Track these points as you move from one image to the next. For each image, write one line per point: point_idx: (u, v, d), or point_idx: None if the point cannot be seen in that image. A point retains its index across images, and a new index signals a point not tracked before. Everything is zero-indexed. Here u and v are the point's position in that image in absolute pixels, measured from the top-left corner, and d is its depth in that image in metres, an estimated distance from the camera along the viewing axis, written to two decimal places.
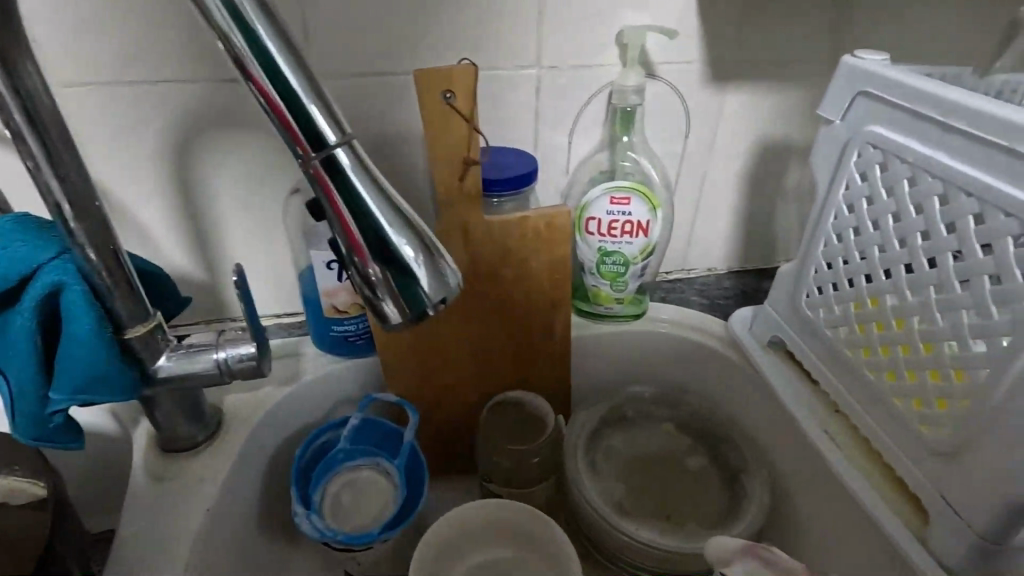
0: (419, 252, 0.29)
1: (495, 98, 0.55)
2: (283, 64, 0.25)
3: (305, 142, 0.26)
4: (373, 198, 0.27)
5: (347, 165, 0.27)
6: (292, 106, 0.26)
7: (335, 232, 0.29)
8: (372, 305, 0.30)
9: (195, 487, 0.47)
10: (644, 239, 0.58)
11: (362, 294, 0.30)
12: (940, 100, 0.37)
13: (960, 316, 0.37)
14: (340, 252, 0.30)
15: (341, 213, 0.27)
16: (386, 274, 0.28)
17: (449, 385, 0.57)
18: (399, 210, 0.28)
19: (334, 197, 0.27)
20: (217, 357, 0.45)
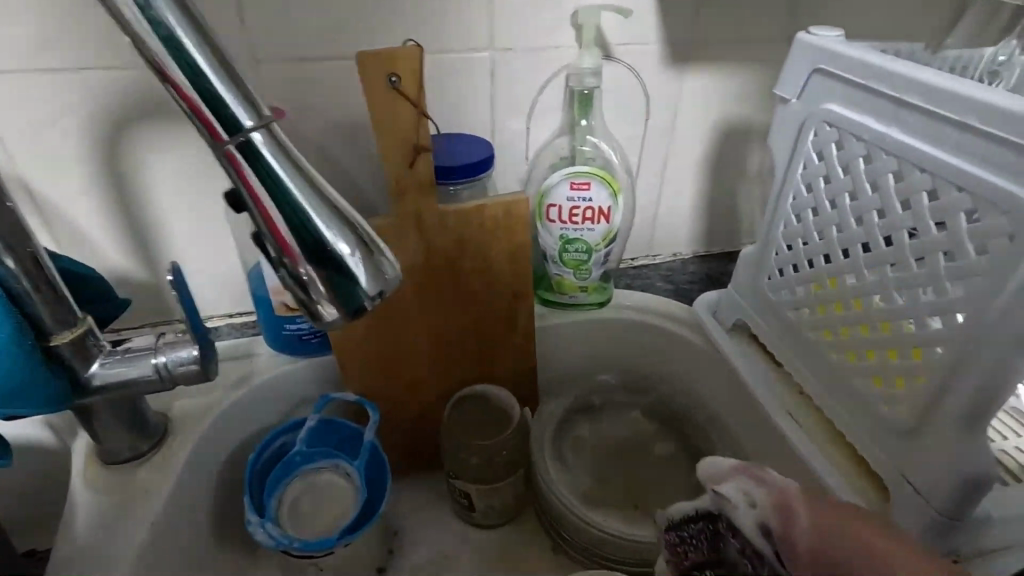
0: (356, 248, 0.27)
1: (448, 83, 0.53)
2: (189, 43, 0.23)
3: (221, 133, 0.24)
4: (301, 192, 0.25)
5: (269, 157, 0.25)
6: (200, 87, 0.23)
7: (259, 228, 0.27)
8: (304, 305, 0.28)
9: (138, 501, 0.45)
10: (606, 225, 0.57)
11: (295, 296, 0.28)
12: (892, 76, 0.36)
13: (916, 294, 0.37)
14: (268, 253, 0.27)
15: (266, 210, 0.25)
16: (321, 273, 0.26)
17: (411, 381, 0.56)
18: (332, 204, 0.26)
19: (256, 189, 0.25)
20: (156, 361, 0.42)
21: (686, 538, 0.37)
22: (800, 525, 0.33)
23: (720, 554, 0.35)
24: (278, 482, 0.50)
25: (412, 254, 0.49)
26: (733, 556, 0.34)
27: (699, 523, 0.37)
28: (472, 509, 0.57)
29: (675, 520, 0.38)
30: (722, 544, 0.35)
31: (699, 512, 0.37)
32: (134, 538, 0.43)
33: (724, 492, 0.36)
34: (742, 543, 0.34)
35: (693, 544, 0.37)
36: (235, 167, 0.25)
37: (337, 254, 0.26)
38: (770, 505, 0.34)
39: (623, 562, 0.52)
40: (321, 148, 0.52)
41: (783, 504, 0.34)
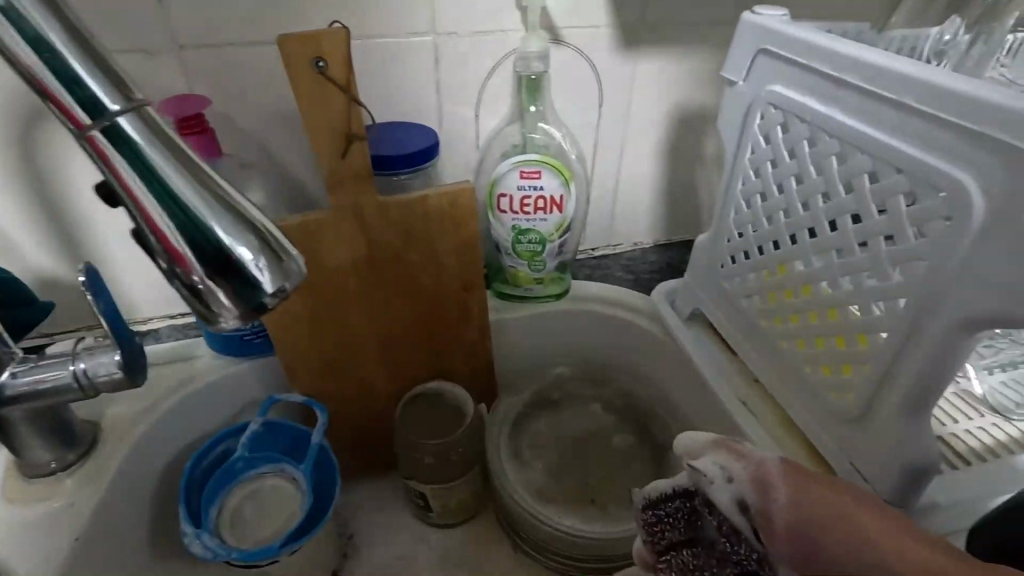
0: (257, 252, 0.26)
1: (390, 69, 0.51)
2: (60, 43, 0.23)
3: (100, 138, 0.24)
4: (191, 196, 0.25)
5: (155, 161, 0.24)
6: (57, 69, 0.23)
7: (148, 236, 0.26)
8: (204, 315, 0.27)
9: (63, 516, 0.42)
10: (559, 215, 0.55)
11: (193, 306, 0.27)
12: (832, 55, 0.35)
13: (861, 279, 0.36)
14: (161, 265, 0.27)
15: (153, 218, 0.25)
16: (217, 280, 0.26)
17: (360, 380, 0.54)
18: (228, 207, 0.26)
19: (141, 196, 0.25)
20: (76, 368, 0.40)
21: (665, 517, 0.37)
22: (776, 500, 0.31)
23: (698, 532, 0.36)
24: (218, 490, 0.48)
25: (352, 249, 0.47)
26: (711, 534, 0.35)
27: (676, 501, 0.37)
28: (428, 510, 0.56)
29: (653, 498, 0.39)
30: (700, 521, 0.36)
31: (676, 490, 0.38)
32: (57, 556, 0.40)
33: (699, 467, 0.35)
34: (719, 519, 0.35)
35: (671, 523, 0.37)
36: (109, 166, 0.24)
37: (235, 257, 0.25)
38: (746, 481, 0.33)
39: (580, 558, 0.51)
40: (256, 138, 0.50)
41: (760, 480, 0.32)
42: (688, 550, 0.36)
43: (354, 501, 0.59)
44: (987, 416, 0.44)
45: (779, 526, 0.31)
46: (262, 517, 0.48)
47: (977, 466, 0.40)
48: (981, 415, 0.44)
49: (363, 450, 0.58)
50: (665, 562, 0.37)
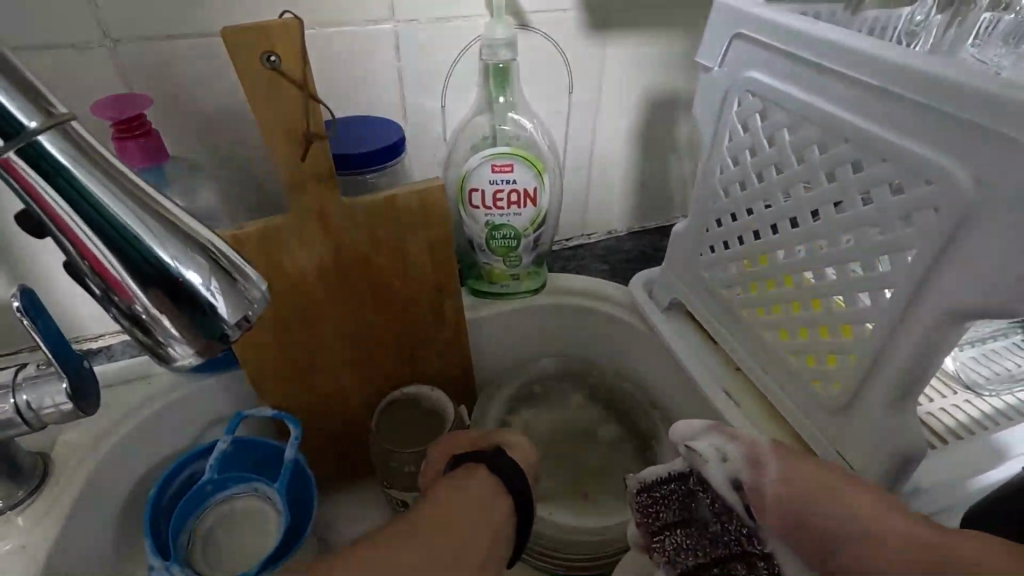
0: (209, 274, 0.23)
1: (348, 61, 0.48)
2: None
3: (16, 160, 0.20)
4: (132, 218, 0.22)
5: (86, 181, 0.21)
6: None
7: (85, 265, 0.23)
8: (150, 346, 0.25)
9: (18, 556, 0.39)
10: (534, 208, 0.53)
11: (136, 337, 0.24)
12: (812, 41, 0.34)
13: (847, 268, 0.35)
14: (96, 292, 0.24)
15: (83, 244, 0.22)
16: (161, 309, 0.23)
17: (332, 389, 0.51)
18: (174, 227, 0.23)
19: (67, 222, 0.22)
20: (16, 401, 0.36)
21: (660, 499, 0.40)
22: (769, 476, 0.36)
23: (691, 513, 0.39)
24: (190, 516, 0.45)
25: (316, 254, 0.44)
26: (705, 514, 0.38)
27: (672, 484, 0.40)
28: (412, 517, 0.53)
29: (648, 482, 0.41)
30: (694, 503, 0.39)
31: (671, 474, 0.40)
32: None
33: (698, 449, 0.38)
34: (713, 498, 0.38)
35: (665, 504, 0.40)
36: (29, 192, 0.21)
37: (182, 281, 0.23)
38: (741, 460, 0.37)
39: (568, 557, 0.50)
40: (206, 136, 0.46)
41: (754, 459, 0.37)
42: (680, 531, 0.39)
43: (333, 513, 0.57)
44: (960, 394, 0.45)
45: (768, 498, 0.36)
46: (239, 539, 0.46)
47: (954, 446, 0.41)
48: (955, 392, 0.45)
49: (340, 460, 0.56)
50: (658, 542, 0.39)
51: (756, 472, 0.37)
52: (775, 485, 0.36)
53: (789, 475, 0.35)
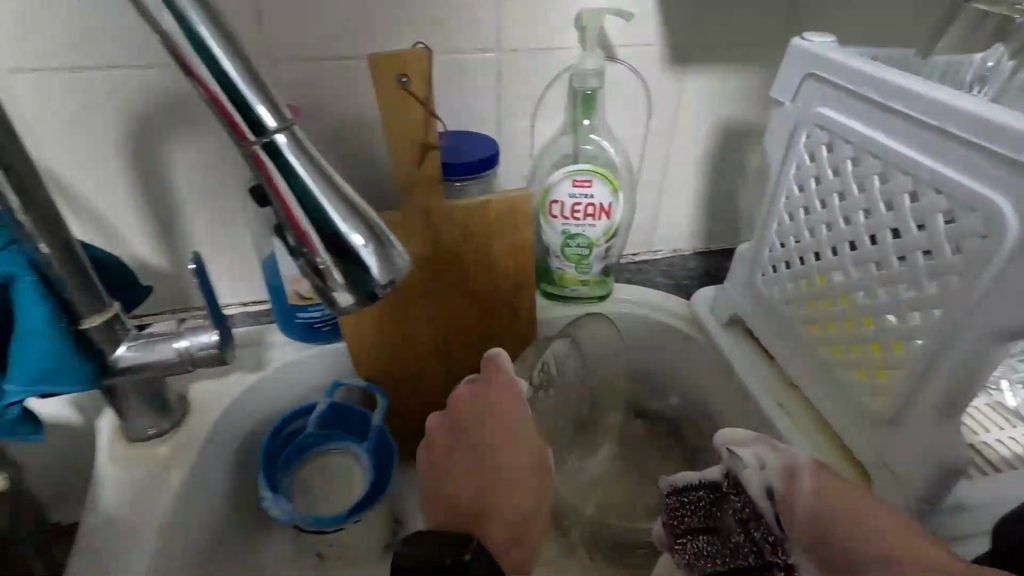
0: (369, 239, 0.28)
1: (456, 83, 0.55)
2: (218, 48, 0.25)
3: (248, 134, 0.26)
4: (320, 189, 0.27)
5: (291, 155, 0.27)
6: (213, 66, 0.25)
7: (280, 220, 0.28)
8: (321, 293, 0.30)
9: (161, 477, 0.47)
10: (607, 221, 0.59)
11: (312, 283, 0.30)
12: (878, 83, 0.38)
13: (898, 289, 0.39)
14: (288, 243, 0.29)
15: (287, 205, 0.27)
16: (335, 264, 0.28)
17: (417, 369, 0.58)
18: (347, 198, 0.28)
19: (278, 185, 0.27)
20: (178, 345, 0.44)
21: (687, 504, 0.44)
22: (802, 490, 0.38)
23: (715, 521, 0.42)
24: (292, 463, 0.53)
25: (417, 248, 0.51)
26: (730, 523, 0.41)
27: (700, 492, 0.43)
28: None
29: (678, 486, 0.45)
30: (721, 511, 0.42)
31: (701, 482, 0.43)
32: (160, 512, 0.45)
33: (740, 454, 0.41)
34: (743, 503, 0.41)
35: (691, 511, 0.43)
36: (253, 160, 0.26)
37: (350, 243, 0.28)
38: (778, 471, 0.39)
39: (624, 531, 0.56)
40: (334, 142, 0.55)
41: (790, 469, 0.39)
42: (703, 537, 0.42)
43: (405, 483, 0.64)
44: (1020, 428, 0.46)
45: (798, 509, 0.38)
46: (331, 489, 0.53)
47: (1006, 472, 0.42)
48: (1013, 426, 0.46)
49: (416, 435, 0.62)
50: (681, 545, 0.43)
51: (789, 480, 0.39)
52: (808, 499, 0.38)
53: (820, 491, 0.38)
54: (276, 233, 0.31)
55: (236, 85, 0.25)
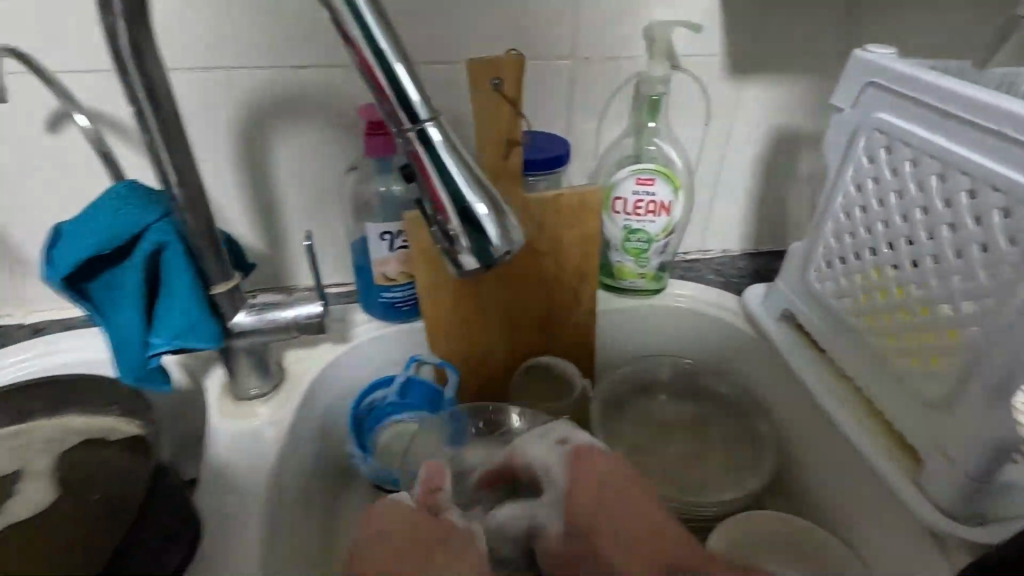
0: (491, 211, 0.33)
1: (532, 88, 0.60)
2: (386, 45, 0.30)
3: (404, 118, 0.31)
4: (456, 166, 0.32)
5: (435, 137, 0.31)
6: (382, 65, 0.30)
7: (421, 192, 0.34)
8: (450, 255, 0.35)
9: (266, 431, 0.53)
10: (667, 218, 0.63)
11: (442, 246, 0.35)
12: (940, 90, 0.41)
13: (952, 281, 0.42)
14: (425, 211, 0.35)
15: (429, 179, 0.32)
16: (463, 230, 0.33)
17: (485, 349, 0.63)
18: (476, 176, 0.33)
19: (423, 162, 0.32)
20: (289, 314, 0.49)
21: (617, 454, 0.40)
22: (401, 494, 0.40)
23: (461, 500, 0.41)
24: (375, 427, 0.58)
25: None
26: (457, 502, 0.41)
27: None
28: None
29: None
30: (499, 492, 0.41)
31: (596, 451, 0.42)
32: (267, 459, 0.50)
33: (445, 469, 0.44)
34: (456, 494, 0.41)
35: None
36: (407, 139, 0.32)
37: (475, 215, 0.33)
38: None
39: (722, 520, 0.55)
40: None
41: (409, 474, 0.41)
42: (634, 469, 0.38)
43: None
44: None
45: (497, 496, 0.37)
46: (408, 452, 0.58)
47: None
48: None
49: None
50: None
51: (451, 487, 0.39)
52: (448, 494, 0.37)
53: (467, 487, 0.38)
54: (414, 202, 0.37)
55: (398, 80, 0.31)
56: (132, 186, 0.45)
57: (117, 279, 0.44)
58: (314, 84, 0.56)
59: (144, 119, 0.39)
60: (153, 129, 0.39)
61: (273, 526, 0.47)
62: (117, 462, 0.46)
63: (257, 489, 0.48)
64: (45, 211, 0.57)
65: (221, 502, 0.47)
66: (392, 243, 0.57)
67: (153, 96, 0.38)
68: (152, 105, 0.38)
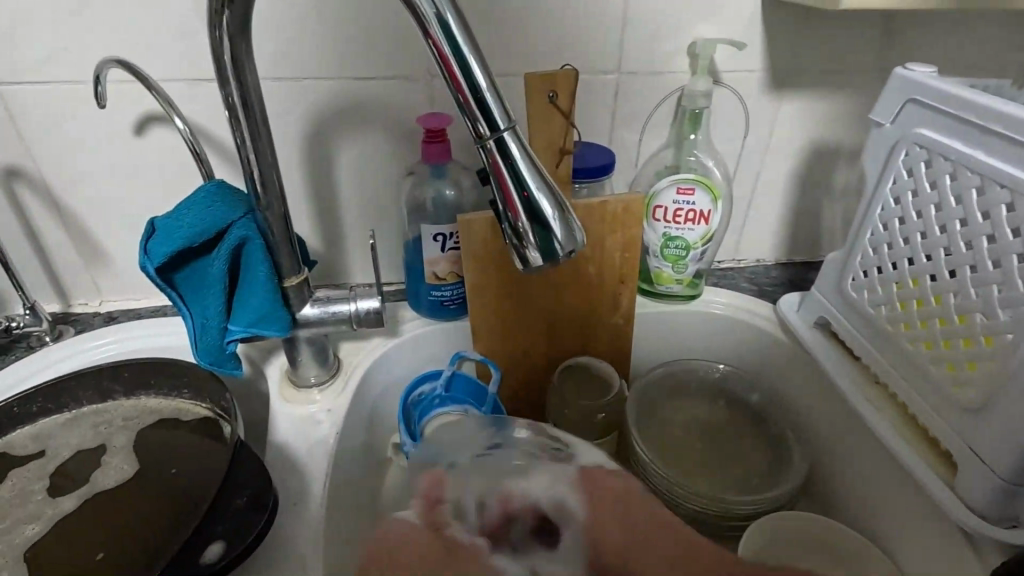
0: (557, 211, 0.36)
1: (578, 100, 0.64)
2: (472, 60, 0.33)
3: (483, 125, 0.34)
4: (528, 170, 0.35)
5: (511, 144, 0.35)
6: (466, 76, 0.33)
7: (493, 191, 0.37)
8: (517, 251, 0.38)
9: (323, 417, 0.56)
10: (705, 226, 0.65)
11: (510, 242, 0.38)
12: (981, 107, 0.43)
13: (990, 290, 0.43)
14: (497, 210, 0.38)
15: (503, 180, 0.35)
16: (532, 228, 0.36)
17: (526, 348, 0.65)
18: (545, 179, 0.36)
19: (499, 165, 0.35)
20: (351, 307, 0.53)
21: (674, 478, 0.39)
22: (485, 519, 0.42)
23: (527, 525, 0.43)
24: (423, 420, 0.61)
25: None
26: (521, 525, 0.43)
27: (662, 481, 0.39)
28: None
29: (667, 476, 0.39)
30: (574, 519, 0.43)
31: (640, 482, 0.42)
32: (326, 441, 0.54)
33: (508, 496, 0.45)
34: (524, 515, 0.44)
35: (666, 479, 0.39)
36: (486, 145, 0.35)
37: (543, 216, 0.36)
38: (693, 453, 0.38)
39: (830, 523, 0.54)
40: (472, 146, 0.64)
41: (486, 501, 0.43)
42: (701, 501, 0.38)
43: None
44: None
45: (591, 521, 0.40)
46: None
47: None
48: None
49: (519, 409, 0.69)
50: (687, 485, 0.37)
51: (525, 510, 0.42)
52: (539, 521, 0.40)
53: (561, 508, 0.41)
54: (484, 201, 0.40)
55: (480, 90, 0.33)
56: (218, 185, 0.48)
57: (201, 270, 0.48)
58: (377, 94, 0.60)
59: (235, 124, 0.42)
60: (244, 133, 0.43)
61: (331, 505, 0.50)
62: (197, 443, 0.50)
63: (317, 470, 0.52)
64: (127, 207, 0.62)
65: (284, 478, 0.51)
66: (444, 244, 0.60)
67: (246, 102, 0.41)
68: (245, 111, 0.42)
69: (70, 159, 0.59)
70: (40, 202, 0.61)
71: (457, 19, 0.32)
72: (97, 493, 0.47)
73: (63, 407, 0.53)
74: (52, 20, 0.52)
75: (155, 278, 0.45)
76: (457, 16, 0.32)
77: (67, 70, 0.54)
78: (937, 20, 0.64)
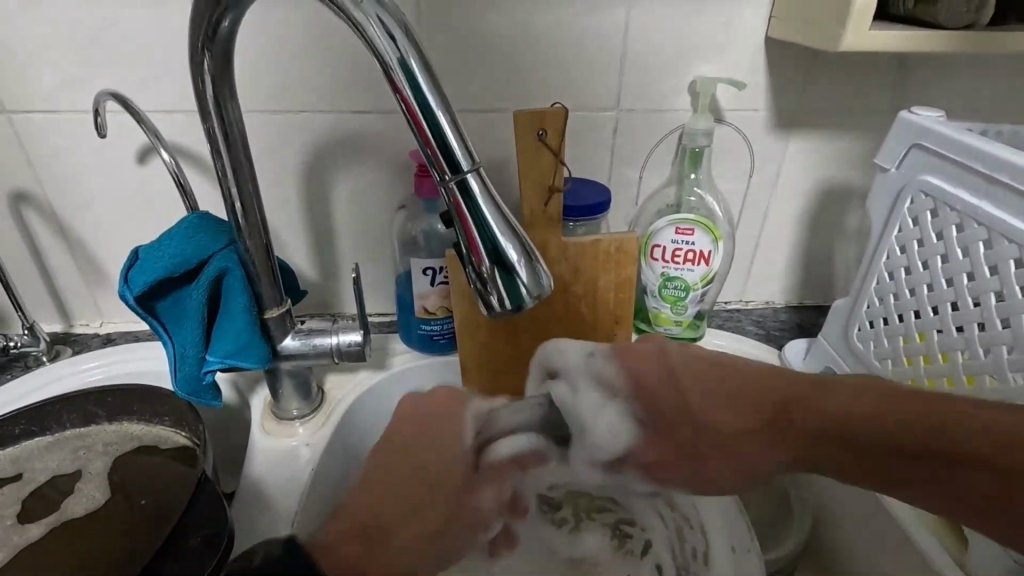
0: (521, 256, 0.36)
1: (577, 137, 0.63)
2: (434, 104, 0.33)
3: (445, 168, 0.34)
4: (490, 213, 0.35)
5: (473, 187, 0.34)
6: (430, 123, 0.33)
7: (458, 237, 0.36)
8: (481, 295, 0.37)
9: (302, 452, 0.55)
10: (705, 267, 0.62)
11: (474, 286, 0.37)
12: (987, 156, 0.41)
13: (1002, 351, 0.40)
14: (461, 252, 0.37)
15: (465, 224, 0.35)
16: (495, 273, 0.36)
17: (514, 387, 0.63)
18: (509, 222, 0.35)
19: (462, 208, 0.34)
20: (333, 340, 0.52)
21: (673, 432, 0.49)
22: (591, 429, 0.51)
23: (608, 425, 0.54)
24: None
25: None
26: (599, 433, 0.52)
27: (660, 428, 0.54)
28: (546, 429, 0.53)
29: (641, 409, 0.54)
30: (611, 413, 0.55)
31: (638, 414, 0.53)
32: (300, 476, 0.53)
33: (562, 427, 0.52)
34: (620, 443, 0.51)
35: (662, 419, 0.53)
36: (447, 188, 0.34)
37: (506, 260, 0.35)
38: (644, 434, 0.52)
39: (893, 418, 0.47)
40: None
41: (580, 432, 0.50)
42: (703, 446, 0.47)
43: None
44: None
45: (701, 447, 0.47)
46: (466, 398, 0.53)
47: None
48: None
49: None
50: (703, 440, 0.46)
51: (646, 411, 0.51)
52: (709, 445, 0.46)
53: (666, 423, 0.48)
54: (451, 244, 0.39)
55: (443, 136, 0.33)
56: (203, 217, 0.49)
57: (183, 299, 0.48)
58: (373, 128, 0.60)
59: (218, 157, 0.42)
60: (226, 166, 0.43)
61: None
62: (170, 471, 0.50)
63: (286, 509, 0.50)
64: (127, 231, 0.63)
65: (252, 512, 0.50)
66: (433, 278, 0.60)
67: (227, 134, 0.42)
68: (226, 144, 0.42)
69: (73, 183, 0.60)
70: (45, 226, 0.62)
71: (423, 65, 0.33)
72: (65, 521, 0.47)
73: (46, 430, 0.53)
74: (61, 54, 0.54)
75: (135, 307, 0.46)
76: (423, 62, 0.33)
77: (74, 102, 0.56)
78: (953, 62, 0.61)
